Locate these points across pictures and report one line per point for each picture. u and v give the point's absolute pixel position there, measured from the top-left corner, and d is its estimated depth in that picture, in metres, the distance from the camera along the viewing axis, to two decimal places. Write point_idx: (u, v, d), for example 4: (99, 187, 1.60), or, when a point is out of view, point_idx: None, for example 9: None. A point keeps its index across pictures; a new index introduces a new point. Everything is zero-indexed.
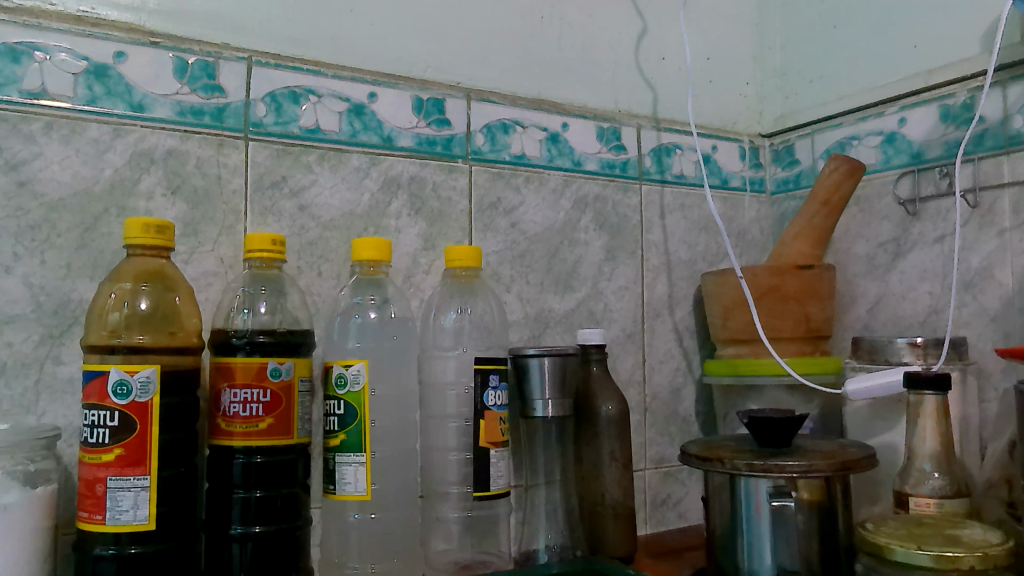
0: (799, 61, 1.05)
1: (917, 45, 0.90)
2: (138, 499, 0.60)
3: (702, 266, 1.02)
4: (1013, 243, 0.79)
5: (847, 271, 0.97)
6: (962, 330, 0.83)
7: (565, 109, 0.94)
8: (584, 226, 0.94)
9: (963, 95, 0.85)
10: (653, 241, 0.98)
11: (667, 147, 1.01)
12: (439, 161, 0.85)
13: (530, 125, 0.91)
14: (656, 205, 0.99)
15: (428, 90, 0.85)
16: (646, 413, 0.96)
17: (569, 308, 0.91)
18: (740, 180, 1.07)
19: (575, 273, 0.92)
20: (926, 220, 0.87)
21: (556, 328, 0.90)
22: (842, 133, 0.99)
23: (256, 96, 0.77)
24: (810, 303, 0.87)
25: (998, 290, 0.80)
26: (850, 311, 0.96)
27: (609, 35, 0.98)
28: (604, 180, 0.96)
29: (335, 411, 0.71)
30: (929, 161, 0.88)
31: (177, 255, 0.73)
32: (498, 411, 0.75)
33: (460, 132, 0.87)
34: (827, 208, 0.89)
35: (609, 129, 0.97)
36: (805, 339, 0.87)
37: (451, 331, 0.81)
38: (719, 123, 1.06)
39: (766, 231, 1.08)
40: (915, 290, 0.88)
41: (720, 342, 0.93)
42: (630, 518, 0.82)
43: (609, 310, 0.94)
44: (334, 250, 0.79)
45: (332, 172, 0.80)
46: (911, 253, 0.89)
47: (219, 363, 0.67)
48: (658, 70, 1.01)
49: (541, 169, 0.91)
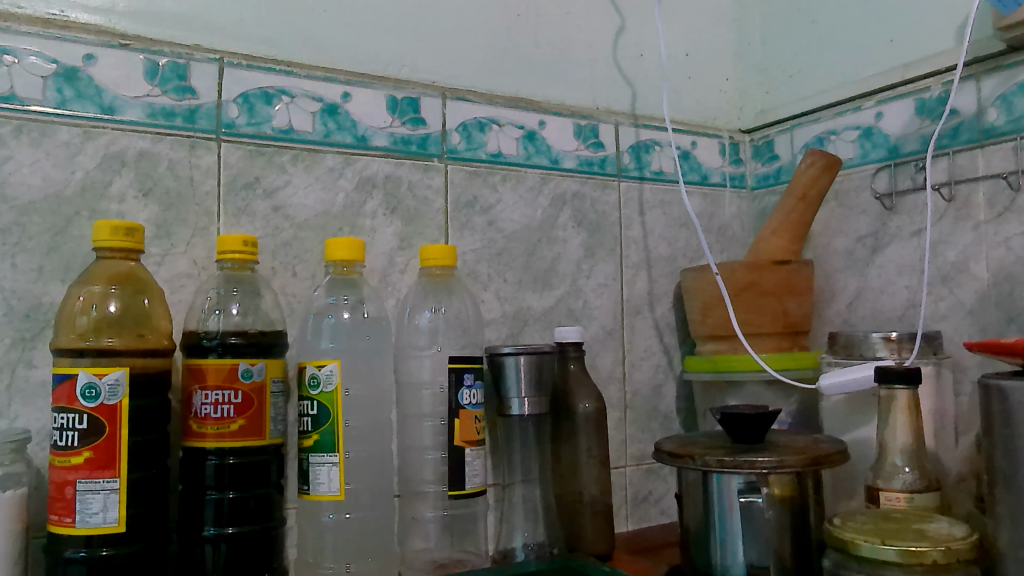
0: (778, 56, 1.05)
1: (894, 39, 0.90)
2: (109, 501, 0.61)
3: (682, 262, 1.02)
4: (989, 236, 0.79)
5: (826, 266, 0.97)
6: (938, 324, 0.83)
7: (542, 107, 0.94)
8: (562, 224, 0.93)
9: (938, 89, 0.85)
10: (632, 238, 0.98)
11: (646, 143, 1.01)
12: (414, 160, 0.85)
13: (506, 123, 0.91)
14: (635, 202, 0.99)
15: (402, 89, 0.85)
16: (627, 410, 0.96)
17: (548, 305, 0.91)
18: (720, 176, 1.07)
19: (553, 271, 0.92)
20: (903, 215, 0.87)
21: (534, 326, 0.90)
22: (821, 128, 0.99)
23: (227, 96, 0.77)
24: (787, 298, 0.87)
25: (974, 283, 0.80)
26: (829, 306, 0.96)
27: (586, 31, 0.98)
28: (583, 178, 0.95)
29: (308, 411, 0.71)
30: (905, 155, 0.88)
31: (150, 257, 0.72)
32: (473, 410, 0.75)
33: (435, 131, 0.86)
34: (804, 203, 0.89)
35: (587, 126, 0.96)
36: (783, 334, 0.87)
37: (426, 330, 0.81)
38: (699, 119, 1.06)
39: (747, 227, 1.08)
40: (893, 284, 0.88)
41: (700, 338, 0.93)
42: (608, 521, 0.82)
43: (589, 307, 0.94)
44: (309, 251, 0.79)
45: (306, 172, 0.80)
46: (889, 247, 0.89)
47: (192, 364, 0.67)
48: (636, 66, 1.01)
49: (517, 167, 0.91)
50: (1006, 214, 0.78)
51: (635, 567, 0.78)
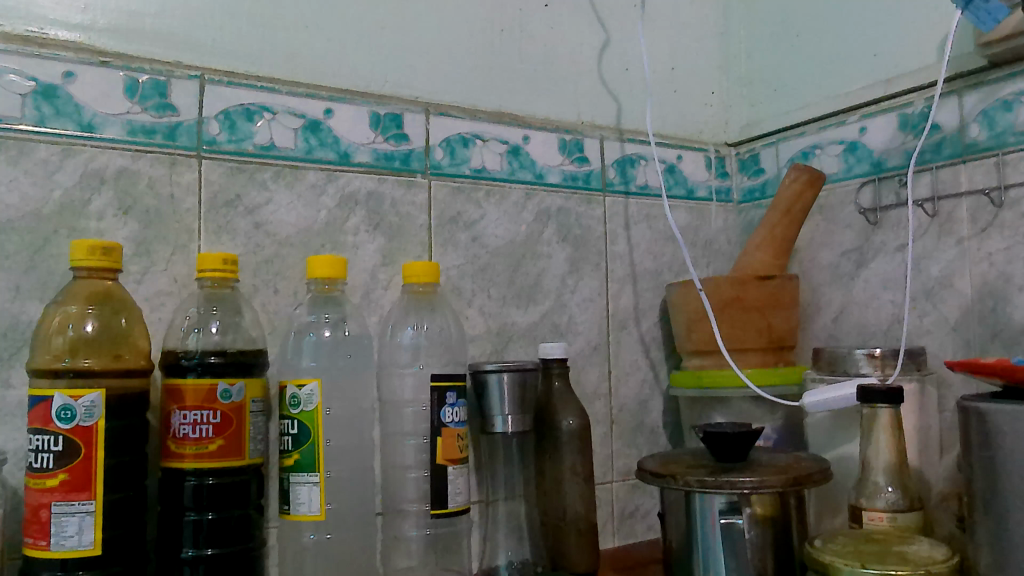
0: (763, 70, 1.06)
1: (877, 54, 0.90)
2: (84, 524, 0.60)
3: (668, 276, 1.02)
4: (972, 251, 0.79)
5: (812, 280, 0.97)
6: (922, 339, 0.83)
7: (526, 122, 0.94)
8: (546, 239, 0.93)
9: (920, 104, 0.85)
10: (618, 252, 0.98)
11: (632, 158, 1.01)
12: (397, 176, 0.85)
13: (489, 138, 0.91)
14: (620, 216, 0.99)
15: (385, 105, 0.85)
16: (613, 425, 0.95)
17: (532, 320, 0.91)
18: (706, 189, 1.06)
19: (538, 286, 0.92)
20: (887, 229, 0.87)
21: (518, 341, 0.90)
22: (805, 142, 0.99)
23: (209, 113, 0.76)
24: (772, 313, 0.87)
25: (958, 298, 0.80)
26: (815, 320, 0.96)
27: (571, 46, 0.98)
28: (567, 193, 0.95)
29: (289, 430, 0.70)
30: (888, 170, 0.88)
31: (129, 275, 0.72)
32: (455, 428, 0.75)
33: (418, 147, 0.86)
34: (789, 217, 0.89)
35: (571, 140, 0.96)
36: (768, 349, 0.87)
37: (408, 348, 0.81)
38: (684, 132, 1.06)
39: (733, 240, 1.08)
40: (878, 299, 0.88)
41: (685, 353, 0.93)
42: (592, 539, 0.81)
43: (574, 323, 0.94)
44: (291, 268, 0.79)
45: (288, 189, 0.79)
46: (873, 261, 0.89)
47: (170, 385, 0.66)
48: (621, 81, 1.01)
49: (501, 182, 0.91)
50: (988, 229, 0.78)
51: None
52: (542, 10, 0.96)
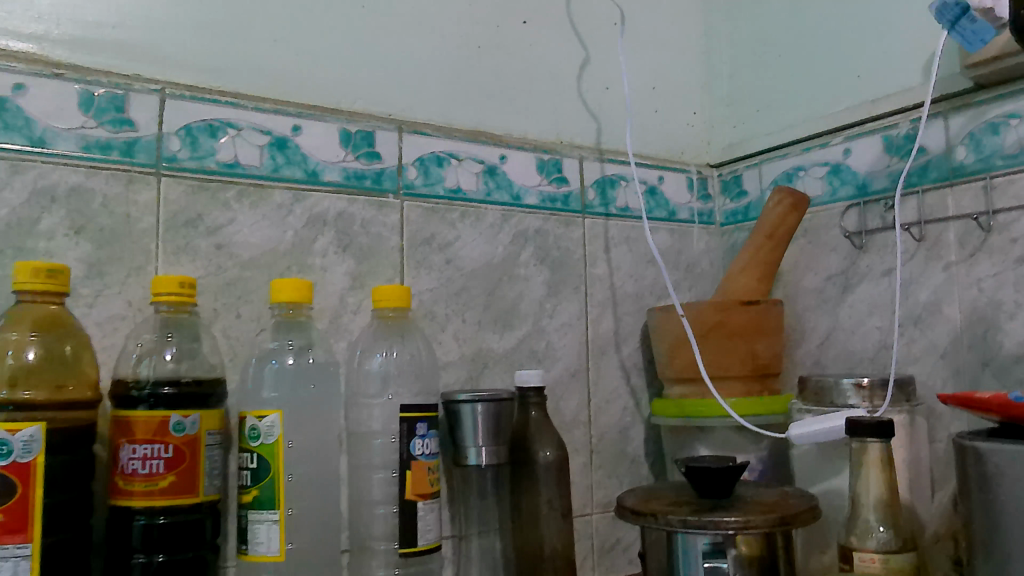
0: (746, 90, 1.04)
1: (861, 75, 0.89)
2: (19, 570, 0.54)
3: (649, 300, 0.99)
4: (960, 276, 0.77)
5: (796, 305, 0.94)
6: (911, 367, 0.81)
7: (503, 141, 0.91)
8: (524, 261, 0.90)
9: (905, 126, 0.83)
10: (597, 275, 0.95)
11: (612, 178, 0.98)
12: (368, 196, 0.81)
13: (465, 158, 0.88)
14: (600, 238, 0.96)
15: (356, 123, 0.82)
16: (593, 454, 0.92)
17: (509, 346, 0.88)
18: (688, 211, 1.04)
19: (514, 310, 0.89)
20: (873, 254, 0.85)
21: (494, 368, 0.86)
22: (788, 164, 0.96)
23: (169, 129, 0.73)
24: (755, 339, 0.84)
25: (947, 324, 0.78)
26: (800, 346, 0.93)
27: (550, 64, 0.96)
28: (546, 214, 0.92)
29: (248, 465, 0.66)
30: (873, 193, 0.86)
31: (80, 298, 0.68)
32: (426, 461, 0.71)
33: (390, 166, 0.83)
34: (773, 240, 0.87)
35: (550, 160, 0.94)
36: (752, 377, 0.84)
37: (377, 376, 0.77)
38: (666, 153, 1.03)
39: (716, 263, 1.05)
40: (864, 324, 0.86)
41: (667, 380, 0.89)
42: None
43: (552, 348, 0.91)
44: (254, 291, 0.75)
45: (252, 209, 0.76)
46: (859, 286, 0.87)
47: (119, 417, 0.62)
48: (602, 100, 0.99)
49: (477, 203, 0.88)
50: (977, 255, 0.76)
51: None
52: (521, 27, 0.94)
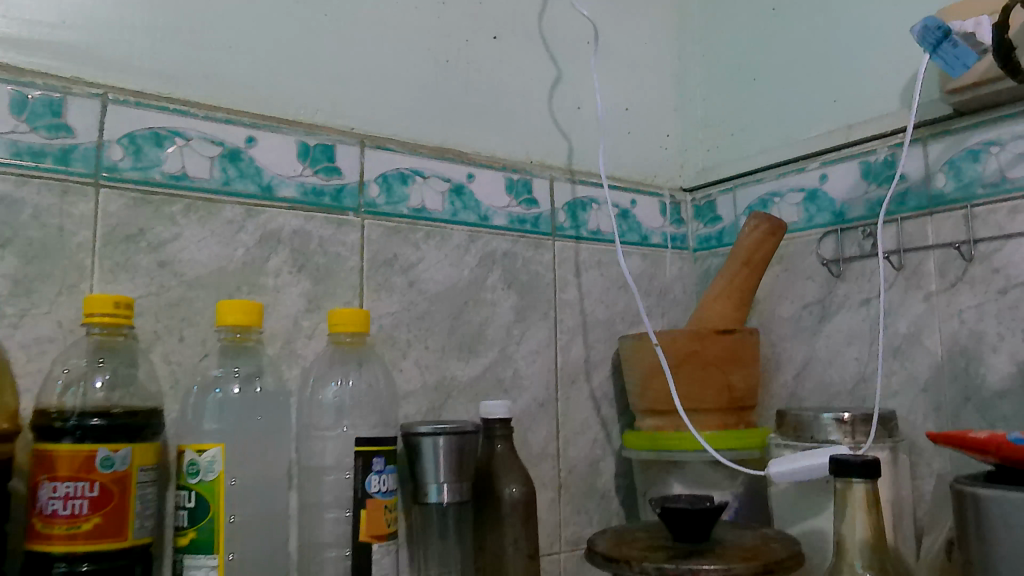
0: (720, 114, 1.02)
1: (837, 100, 0.87)
2: None
3: (620, 327, 0.96)
4: (941, 307, 0.75)
5: (771, 334, 0.91)
6: (891, 401, 0.78)
7: (470, 159, 0.87)
8: (491, 285, 0.86)
9: (883, 152, 0.81)
10: (567, 300, 0.91)
11: (583, 201, 0.95)
12: (327, 214, 0.77)
13: (430, 175, 0.84)
14: (570, 261, 0.92)
15: (315, 135, 0.77)
16: (561, 489, 0.87)
17: (474, 375, 0.83)
18: (661, 236, 1.00)
19: (480, 336, 0.84)
20: (851, 282, 0.83)
21: (458, 397, 0.82)
22: (763, 189, 0.94)
23: (110, 136, 0.67)
24: (731, 370, 0.81)
25: (927, 356, 0.76)
26: (775, 377, 0.90)
27: (520, 81, 0.92)
28: (514, 236, 0.88)
29: (184, 504, 0.60)
30: (851, 221, 0.83)
31: (4, 318, 0.61)
32: (383, 499, 0.65)
33: (351, 182, 0.78)
34: (749, 267, 0.84)
35: (519, 180, 0.90)
36: (727, 410, 0.81)
37: (332, 407, 0.72)
38: (638, 176, 1.01)
39: (689, 289, 1.02)
40: (842, 355, 0.83)
41: (639, 412, 0.86)
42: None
43: (519, 377, 0.86)
44: (199, 313, 0.69)
45: (200, 224, 0.70)
46: (836, 316, 0.84)
47: (41, 451, 0.56)
48: (573, 120, 0.96)
49: (442, 224, 0.83)
50: (957, 284, 0.74)
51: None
52: (491, 42, 0.91)
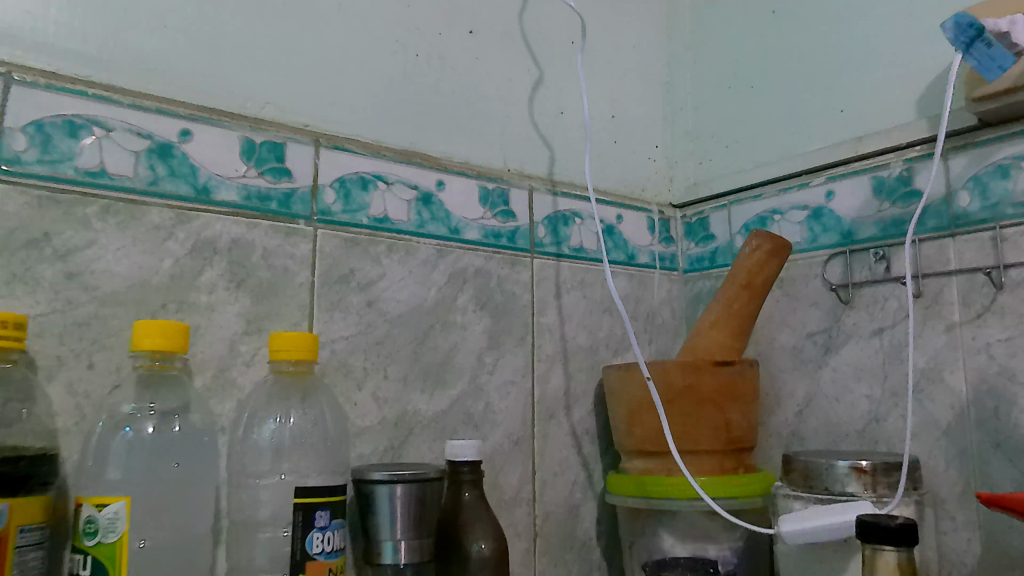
0: (714, 124, 0.94)
1: (844, 109, 0.79)
2: None
3: (604, 355, 0.87)
4: (964, 340, 0.67)
5: (770, 365, 0.83)
6: (906, 445, 0.70)
7: (441, 164, 0.77)
8: (461, 306, 0.76)
9: (898, 167, 0.73)
10: (546, 325, 0.82)
11: (565, 215, 0.86)
12: (273, 222, 0.66)
13: (394, 181, 0.74)
14: (550, 282, 0.83)
15: (261, 131, 0.67)
16: (537, 538, 0.77)
17: (439, 409, 0.73)
18: (648, 255, 0.92)
19: (447, 365, 0.74)
20: (860, 310, 0.75)
21: (421, 435, 0.72)
22: (762, 206, 0.86)
23: (12, 123, 0.56)
24: (729, 407, 0.72)
25: (949, 395, 0.68)
26: (774, 413, 0.82)
27: (497, 81, 0.83)
28: (488, 252, 0.79)
29: (77, 572, 0.49)
30: (861, 242, 0.75)
31: None
32: (326, 561, 0.55)
33: (302, 186, 0.68)
34: (749, 292, 0.75)
35: (495, 190, 0.81)
36: (724, 452, 0.72)
37: (269, 449, 0.62)
38: (625, 189, 0.92)
39: (677, 314, 0.93)
40: (851, 391, 0.75)
41: (626, 452, 0.76)
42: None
43: (491, 412, 0.76)
44: (114, 335, 0.58)
45: (119, 230, 0.59)
46: (844, 347, 0.76)
47: None
48: (555, 126, 0.87)
49: (408, 236, 0.74)
50: (984, 315, 0.66)
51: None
52: (466, 37, 0.81)
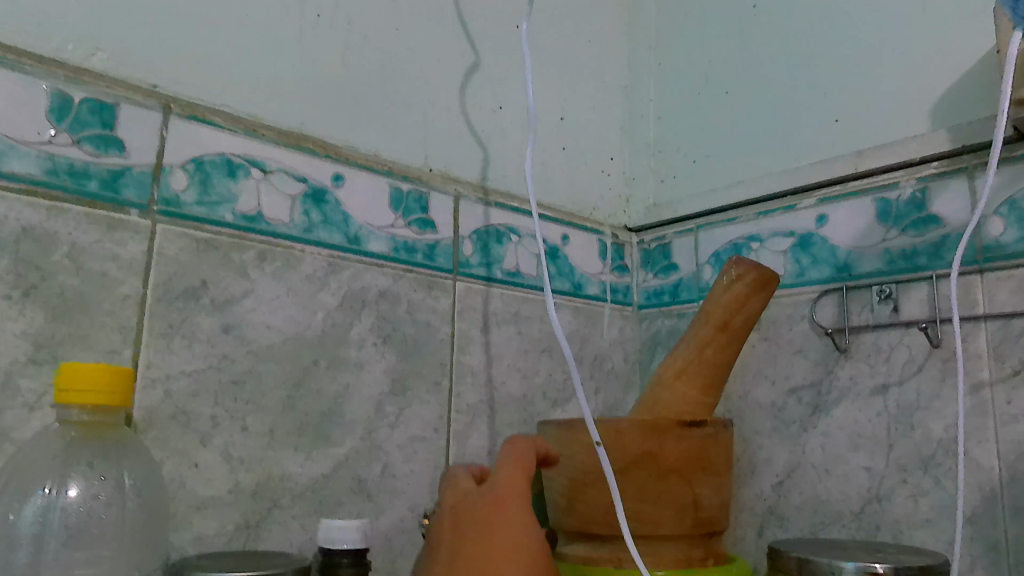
0: (680, 135, 0.80)
1: (840, 118, 0.66)
2: None
3: (539, 406, 0.70)
4: (996, 404, 0.53)
5: (743, 426, 0.67)
6: (918, 536, 0.55)
7: (342, 154, 0.60)
8: (357, 338, 0.58)
9: (910, 187, 0.59)
10: (469, 366, 0.65)
11: (498, 230, 0.69)
12: (92, 209, 0.48)
13: (275, 170, 0.56)
14: (477, 312, 0.66)
15: (84, 86, 0.49)
16: None
17: (319, 474, 0.55)
18: (599, 285, 0.76)
19: (334, 415, 0.56)
20: (859, 362, 0.60)
21: (290, 509, 0.53)
22: (736, 231, 0.71)
23: None
24: (699, 481, 0.55)
25: (975, 474, 0.53)
26: (746, 486, 0.66)
27: (423, 61, 0.67)
28: (397, 270, 0.61)
29: None
30: (861, 277, 0.61)
31: None
32: None
33: (141, 165, 0.50)
34: (725, 334, 0.59)
35: (411, 193, 0.64)
36: (691, 539, 0.55)
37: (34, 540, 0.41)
38: (574, 206, 0.76)
39: (630, 359, 0.77)
40: (845, 462, 0.60)
41: (563, 533, 0.59)
42: (520, 498, 0.49)
43: (389, 477, 0.58)
44: None
45: None
46: (838, 407, 0.61)
47: None
48: (492, 123, 0.71)
49: (289, 242, 0.56)
50: (1023, 373, 0.52)
51: (499, 543, 0.46)
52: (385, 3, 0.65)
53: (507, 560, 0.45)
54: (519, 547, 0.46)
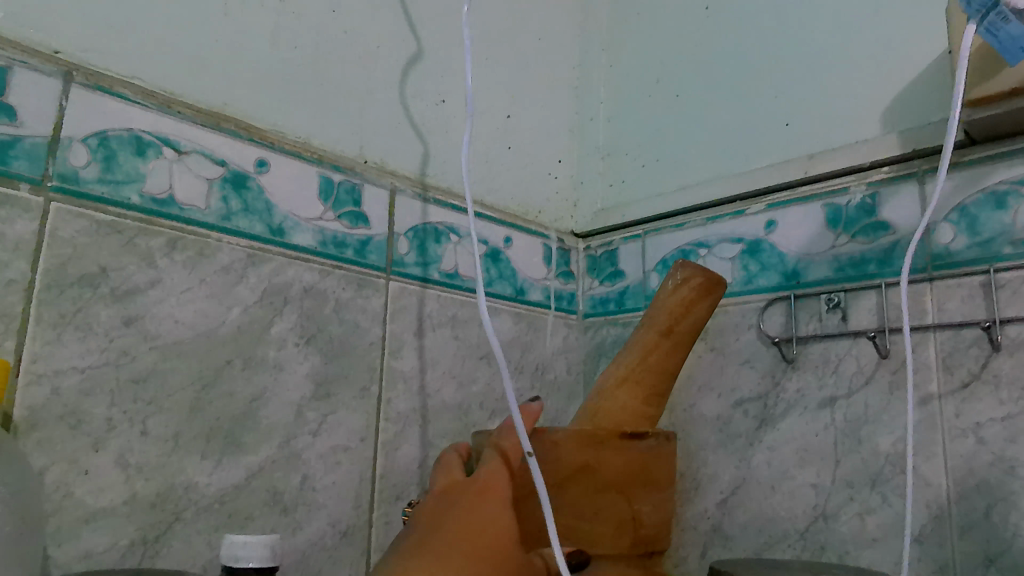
0: (629, 138, 0.78)
1: (791, 122, 0.64)
2: None
3: (475, 417, 0.66)
4: (945, 418, 0.51)
5: (687, 440, 0.64)
6: (865, 557, 0.52)
7: (269, 137, 0.56)
8: (277, 337, 0.54)
9: (860, 193, 0.58)
10: (401, 371, 0.61)
11: (437, 229, 0.66)
12: None
13: (192, 151, 0.52)
14: (412, 313, 0.62)
15: None
16: None
17: (228, 484, 0.50)
18: (542, 291, 0.73)
19: (248, 420, 0.51)
20: (807, 373, 0.58)
21: (193, 522, 0.48)
22: (684, 237, 0.69)
23: None
24: (641, 496, 0.51)
25: (924, 491, 0.51)
26: (690, 503, 0.63)
27: (362, 47, 0.64)
28: (325, 265, 0.57)
29: None
30: (810, 285, 0.59)
31: None
32: None
33: (34, 135, 0.45)
34: (671, 341, 0.57)
35: (343, 184, 0.60)
36: (637, 560, 0.51)
37: None
38: (519, 208, 0.73)
39: (573, 369, 0.74)
40: (791, 478, 0.57)
41: None
42: (504, 493, 0.47)
43: (308, 489, 0.54)
44: None
45: None
46: (785, 420, 0.58)
47: None
48: (433, 117, 0.68)
49: (205, 229, 0.51)
50: (972, 386, 0.50)
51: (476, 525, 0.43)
52: None
53: (480, 541, 0.42)
54: (493, 532, 0.43)
